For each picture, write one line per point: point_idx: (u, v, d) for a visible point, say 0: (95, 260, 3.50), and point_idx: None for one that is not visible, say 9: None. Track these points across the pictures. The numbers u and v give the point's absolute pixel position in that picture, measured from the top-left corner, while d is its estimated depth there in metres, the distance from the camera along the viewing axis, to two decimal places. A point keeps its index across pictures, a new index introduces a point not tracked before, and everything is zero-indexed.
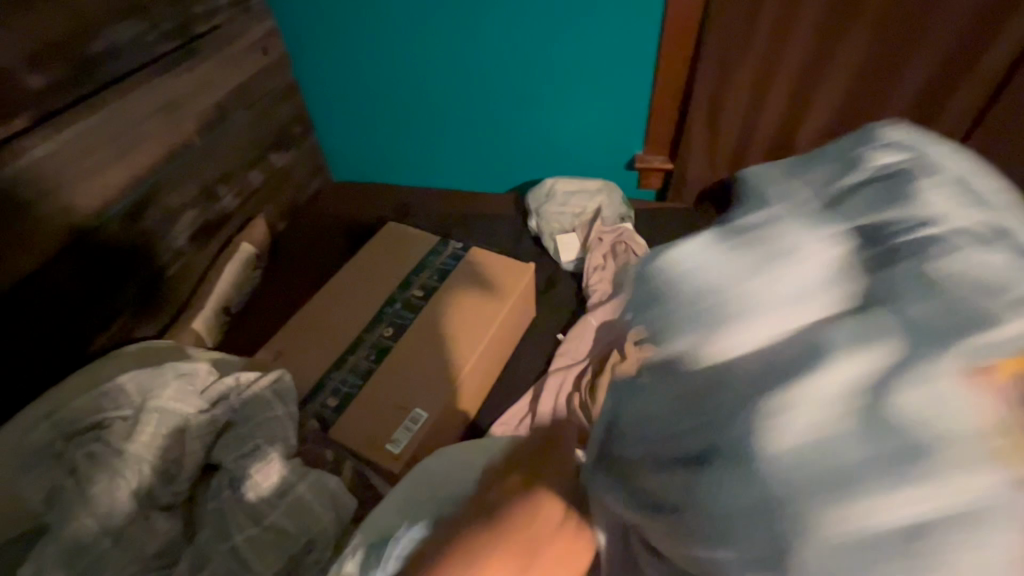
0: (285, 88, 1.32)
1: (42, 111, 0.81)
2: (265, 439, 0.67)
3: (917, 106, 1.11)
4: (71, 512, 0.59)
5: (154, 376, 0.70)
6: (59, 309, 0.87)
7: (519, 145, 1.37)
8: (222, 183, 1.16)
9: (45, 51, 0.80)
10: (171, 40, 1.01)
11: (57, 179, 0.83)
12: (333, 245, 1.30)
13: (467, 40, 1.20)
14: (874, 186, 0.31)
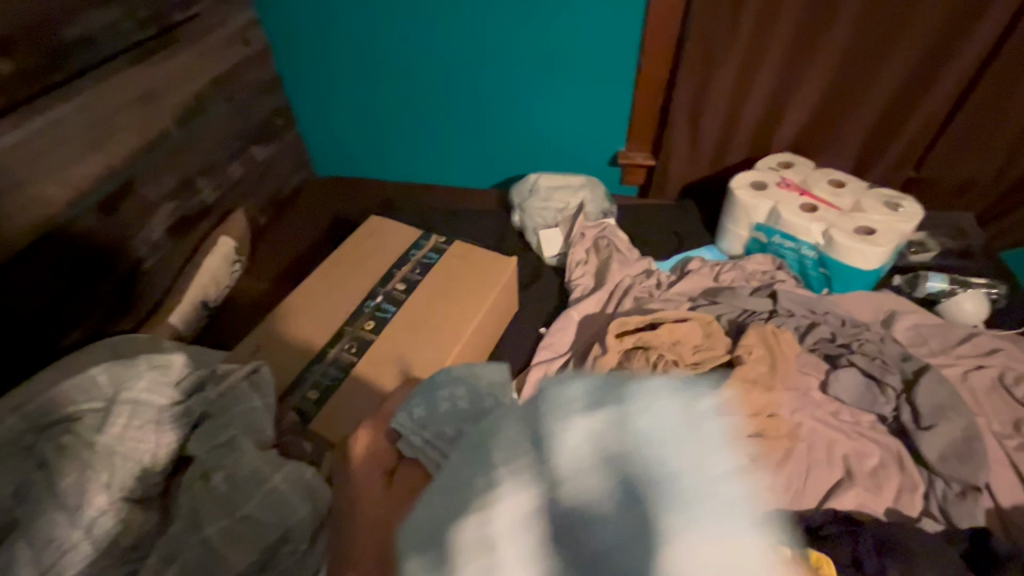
0: (266, 81, 1.30)
1: (13, 100, 0.79)
2: (241, 429, 0.67)
3: (891, 106, 1.13)
4: (41, 506, 0.58)
5: (128, 368, 0.69)
6: (31, 301, 0.85)
7: (502, 141, 1.37)
8: (202, 176, 1.14)
9: (14, 37, 0.78)
10: (148, 30, 0.99)
11: (28, 171, 0.81)
12: (314, 240, 1.29)
13: (451, 33, 1.19)
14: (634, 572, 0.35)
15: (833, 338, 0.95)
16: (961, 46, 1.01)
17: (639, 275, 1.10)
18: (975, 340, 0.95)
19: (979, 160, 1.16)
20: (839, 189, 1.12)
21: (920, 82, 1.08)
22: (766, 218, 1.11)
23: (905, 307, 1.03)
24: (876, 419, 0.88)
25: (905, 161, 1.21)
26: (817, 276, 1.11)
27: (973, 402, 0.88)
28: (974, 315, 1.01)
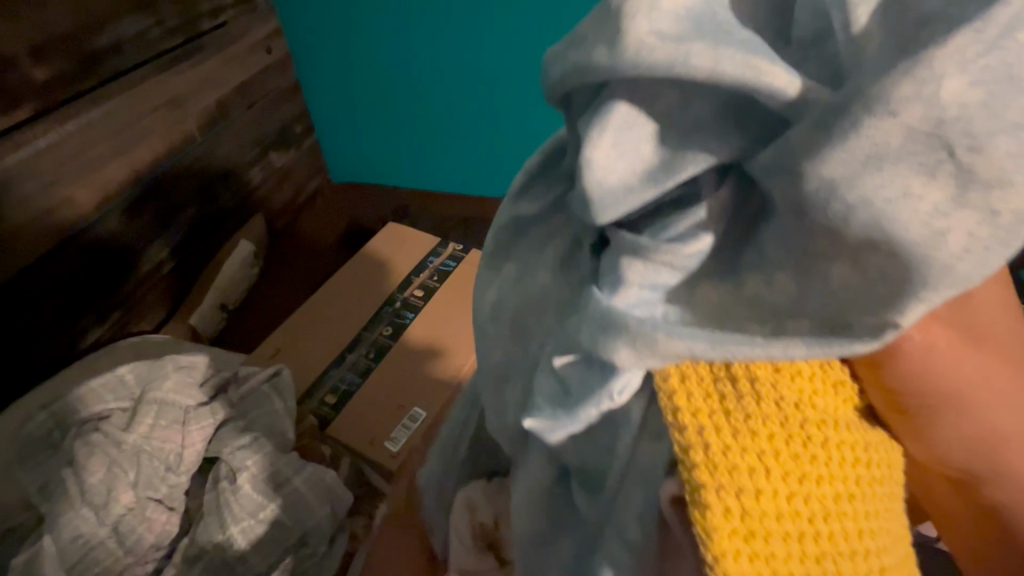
0: (287, 88, 1.33)
1: (48, 103, 0.81)
2: (263, 431, 0.67)
3: None
4: (67, 502, 0.59)
5: (154, 367, 0.70)
6: (55, 301, 0.86)
7: (520, 152, 1.36)
8: (224, 180, 1.17)
9: (50, 43, 0.81)
10: (177, 36, 1.02)
11: (55, 173, 0.83)
12: (329, 247, 1.30)
13: (468, 36, 1.20)
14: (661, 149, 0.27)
15: None
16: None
17: None
18: None
19: None
20: None
21: None
22: None
23: None
24: None
25: None
26: None
27: None
28: None
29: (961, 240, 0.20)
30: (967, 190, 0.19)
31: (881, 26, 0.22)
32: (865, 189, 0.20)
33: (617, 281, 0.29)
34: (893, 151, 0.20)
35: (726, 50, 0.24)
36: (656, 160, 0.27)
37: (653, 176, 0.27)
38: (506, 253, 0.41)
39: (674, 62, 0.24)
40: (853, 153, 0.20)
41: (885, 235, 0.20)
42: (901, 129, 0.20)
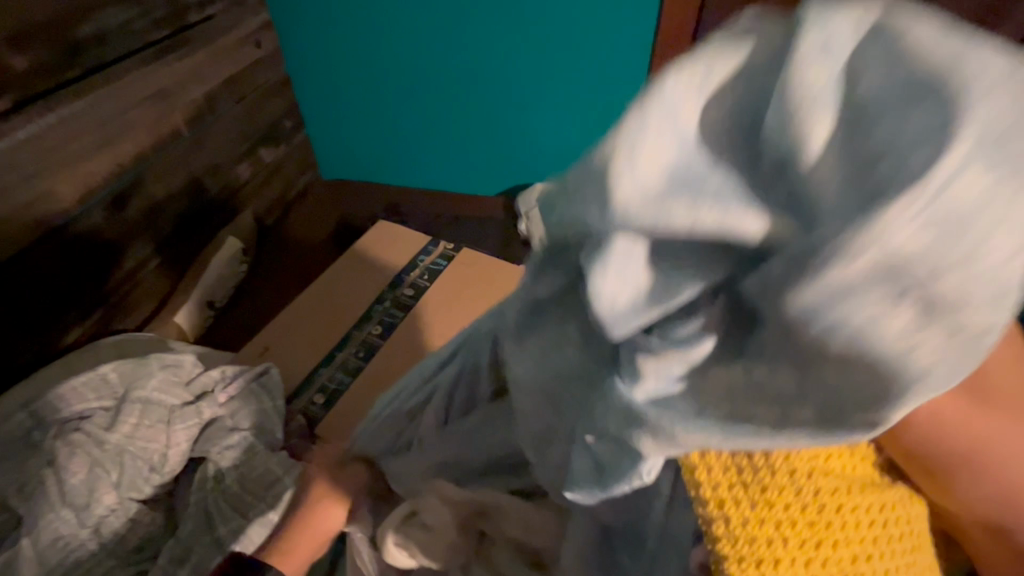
0: (276, 83, 1.31)
1: (29, 94, 0.79)
2: (251, 430, 0.67)
3: None
4: (47, 504, 0.58)
5: (139, 366, 0.68)
6: (35, 297, 0.84)
7: (513, 149, 1.37)
8: (211, 175, 1.15)
9: (30, 32, 0.79)
10: (163, 28, 1.00)
11: (36, 166, 0.81)
12: (318, 244, 1.29)
13: (460, 32, 1.19)
14: (652, 267, 0.25)
15: None
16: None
17: None
18: None
19: None
20: None
21: None
22: None
23: None
24: None
25: None
26: None
27: None
28: None
29: (938, 347, 0.19)
30: (939, 329, 0.19)
31: (839, 145, 0.20)
32: (846, 326, 0.20)
33: (633, 375, 0.28)
34: (859, 286, 0.19)
35: (706, 206, 0.22)
36: (648, 284, 0.26)
37: (655, 297, 0.26)
38: (527, 329, 0.38)
39: (649, 218, 0.23)
40: (828, 283, 0.19)
41: (856, 358, 0.20)
42: (880, 273, 0.19)
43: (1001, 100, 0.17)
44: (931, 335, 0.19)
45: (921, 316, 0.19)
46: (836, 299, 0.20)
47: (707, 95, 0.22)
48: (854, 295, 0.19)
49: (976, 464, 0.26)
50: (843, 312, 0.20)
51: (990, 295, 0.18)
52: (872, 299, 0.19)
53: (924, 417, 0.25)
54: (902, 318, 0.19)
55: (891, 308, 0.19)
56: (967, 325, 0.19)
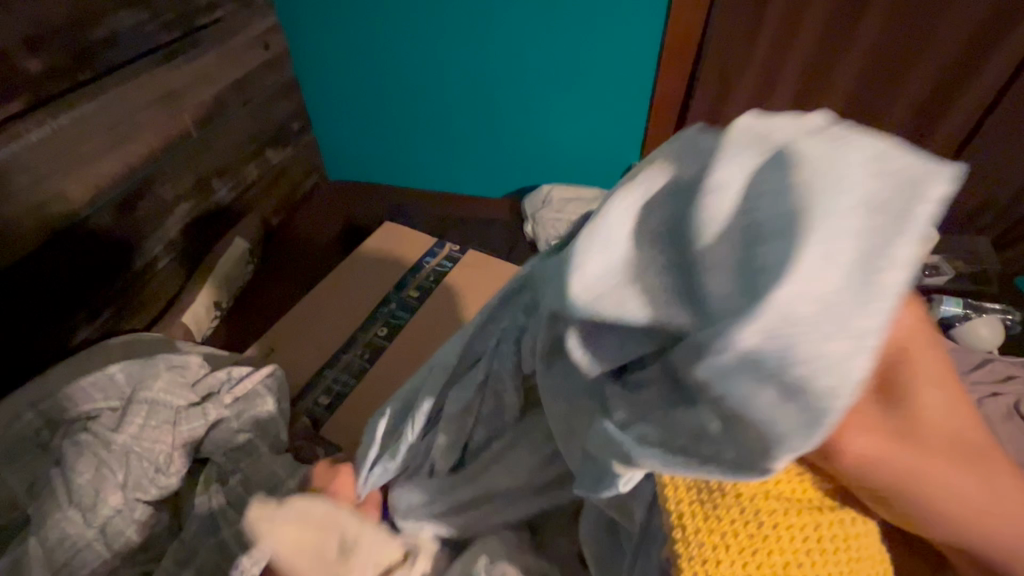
0: (284, 85, 1.31)
1: (41, 96, 0.80)
2: (256, 431, 0.67)
3: (907, 128, 1.15)
4: (54, 504, 0.58)
5: (146, 366, 0.69)
6: (45, 297, 0.85)
7: (519, 151, 1.38)
8: (218, 176, 1.16)
9: (44, 35, 0.79)
10: (173, 31, 1.01)
11: (48, 168, 0.82)
12: (323, 245, 1.29)
13: (469, 33, 1.19)
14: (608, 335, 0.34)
15: None
16: (988, 59, 1.01)
17: None
18: (989, 366, 0.95)
19: (993, 186, 1.18)
20: None
21: (943, 96, 1.08)
22: None
23: None
24: None
25: None
26: None
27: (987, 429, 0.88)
28: (989, 341, 1.02)
29: (812, 403, 0.22)
30: (796, 406, 0.23)
31: (732, 255, 0.26)
32: (733, 394, 0.24)
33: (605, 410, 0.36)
34: (733, 359, 0.24)
35: (630, 302, 0.30)
36: (606, 349, 0.34)
37: (607, 357, 0.34)
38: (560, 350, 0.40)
39: (595, 305, 0.31)
40: (719, 361, 0.25)
41: (737, 416, 0.25)
42: (746, 351, 0.24)
43: (823, 221, 0.24)
44: (800, 402, 0.23)
45: (790, 381, 0.23)
46: (722, 372, 0.25)
47: (642, 215, 0.30)
48: (734, 367, 0.24)
49: (907, 495, 0.29)
50: (728, 378, 0.24)
51: (840, 376, 0.22)
52: (744, 371, 0.24)
53: (854, 455, 0.28)
54: (772, 381, 0.23)
55: (762, 377, 0.23)
56: (835, 385, 0.22)
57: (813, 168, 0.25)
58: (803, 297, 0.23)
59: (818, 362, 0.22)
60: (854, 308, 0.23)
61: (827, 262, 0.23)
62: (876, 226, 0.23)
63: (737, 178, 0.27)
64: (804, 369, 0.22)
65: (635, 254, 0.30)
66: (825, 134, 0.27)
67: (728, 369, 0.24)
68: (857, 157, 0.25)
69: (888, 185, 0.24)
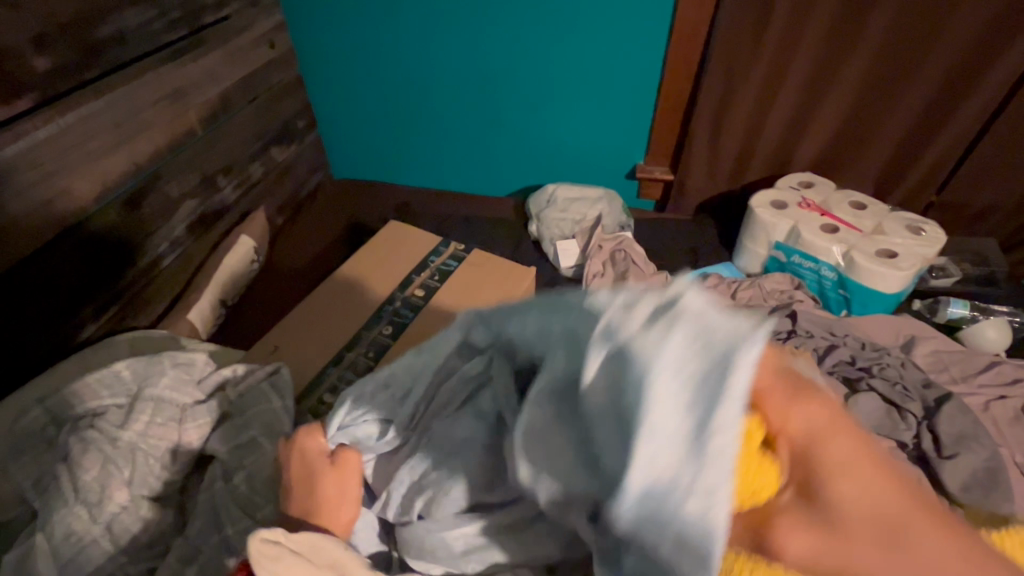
0: (290, 83, 1.32)
1: (50, 94, 0.80)
2: (262, 431, 0.65)
3: (915, 129, 1.14)
4: (60, 499, 0.58)
5: (152, 364, 0.69)
6: (52, 293, 0.85)
7: (524, 149, 1.38)
8: (224, 174, 1.16)
9: (52, 33, 0.80)
10: (180, 29, 1.01)
11: (56, 164, 0.82)
12: (328, 243, 1.29)
13: (474, 32, 1.19)
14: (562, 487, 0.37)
15: (852, 361, 0.94)
16: (999, 58, 1.00)
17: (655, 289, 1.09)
18: (997, 369, 0.94)
19: (1003, 187, 1.17)
20: (862, 210, 1.12)
21: (953, 95, 1.07)
22: (787, 237, 1.12)
23: (926, 331, 1.02)
24: (895, 446, 0.85)
25: (928, 184, 1.21)
26: (835, 298, 1.12)
27: (996, 431, 0.87)
28: (996, 343, 1.01)
29: (696, 554, 0.28)
30: (688, 552, 0.28)
31: (612, 426, 0.32)
32: (638, 541, 0.31)
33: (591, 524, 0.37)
34: (628, 513, 0.30)
35: (564, 456, 0.37)
36: (554, 491, 0.38)
37: (561, 499, 0.38)
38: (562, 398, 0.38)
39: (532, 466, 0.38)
40: (618, 520, 0.31)
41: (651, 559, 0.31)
42: (634, 511, 0.30)
43: (657, 396, 0.29)
44: (688, 550, 0.28)
45: (672, 535, 0.29)
46: (625, 525, 0.31)
47: (544, 391, 0.38)
48: (632, 522, 0.30)
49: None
50: (630, 530, 0.31)
51: (709, 528, 0.27)
52: (638, 526, 0.30)
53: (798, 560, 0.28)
54: (663, 533, 0.29)
55: (654, 530, 0.29)
56: (705, 540, 0.27)
57: (648, 364, 0.29)
58: (664, 470, 0.28)
59: (687, 521, 0.28)
60: (691, 480, 0.28)
61: (672, 433, 0.28)
62: (699, 403, 0.28)
63: (601, 378, 0.32)
64: (677, 527, 0.28)
65: (554, 431, 0.37)
66: (660, 320, 0.30)
67: (630, 524, 0.30)
68: (681, 327, 0.29)
69: (705, 366, 0.28)
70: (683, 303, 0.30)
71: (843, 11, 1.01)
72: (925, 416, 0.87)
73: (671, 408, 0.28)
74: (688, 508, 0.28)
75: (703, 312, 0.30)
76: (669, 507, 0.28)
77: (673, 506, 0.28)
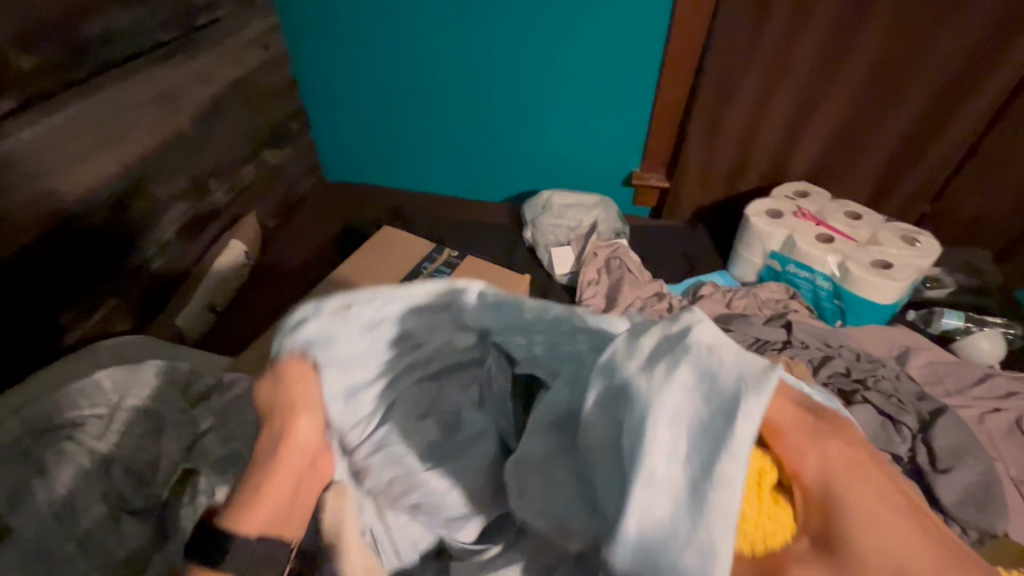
0: (284, 86, 1.30)
1: (35, 94, 0.79)
2: (245, 443, 0.61)
3: (909, 139, 1.14)
4: (36, 514, 0.56)
5: (134, 373, 0.68)
6: (34, 297, 0.83)
7: (520, 155, 1.37)
8: (215, 177, 1.14)
9: (38, 32, 0.78)
10: (171, 29, 1.00)
11: (41, 166, 0.80)
12: (320, 248, 1.28)
13: (470, 36, 1.18)
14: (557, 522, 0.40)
15: (848, 372, 0.94)
16: (993, 69, 1.00)
17: (651, 297, 1.08)
18: (991, 381, 0.94)
19: (996, 197, 1.17)
20: (857, 221, 1.12)
21: (948, 106, 1.07)
22: (781, 246, 1.12)
23: (920, 343, 1.02)
24: (890, 459, 0.85)
25: (921, 194, 1.20)
26: (831, 308, 1.11)
27: (990, 445, 0.87)
28: (989, 355, 1.01)
29: None
30: None
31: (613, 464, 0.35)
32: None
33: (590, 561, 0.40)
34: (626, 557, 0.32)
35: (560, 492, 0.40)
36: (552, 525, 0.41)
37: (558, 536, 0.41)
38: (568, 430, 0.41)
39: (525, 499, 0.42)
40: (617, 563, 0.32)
41: None
42: (634, 553, 0.32)
43: (660, 437, 0.31)
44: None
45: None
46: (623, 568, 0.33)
47: (549, 424, 0.41)
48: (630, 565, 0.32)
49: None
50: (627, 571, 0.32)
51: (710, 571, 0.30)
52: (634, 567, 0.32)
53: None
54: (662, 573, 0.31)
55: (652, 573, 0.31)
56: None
57: (651, 406, 0.32)
58: (667, 508, 0.31)
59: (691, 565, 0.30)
60: (690, 525, 0.30)
61: (673, 473, 0.31)
62: (699, 452, 0.31)
63: (605, 411, 0.36)
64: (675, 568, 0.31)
65: (556, 463, 0.41)
66: (664, 364, 0.33)
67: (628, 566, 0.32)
68: (684, 375, 0.32)
69: (708, 412, 0.31)
70: (690, 340, 0.33)
71: (839, 20, 1.01)
72: (920, 430, 0.87)
73: (673, 450, 0.31)
74: (689, 550, 0.30)
75: (708, 358, 0.32)
76: (669, 549, 0.31)
77: (675, 547, 0.31)
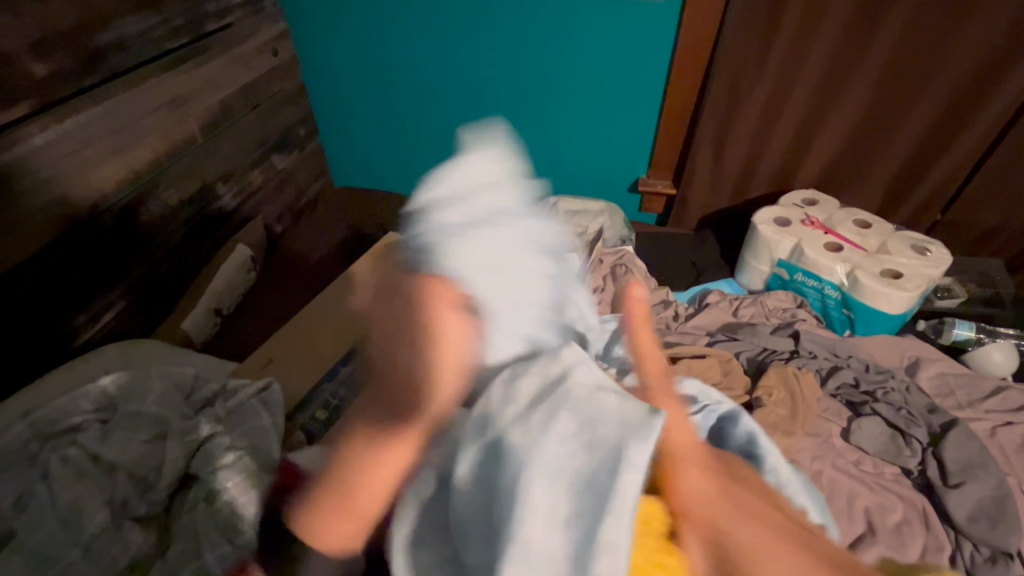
0: (292, 91, 1.31)
1: (49, 99, 0.80)
2: (247, 449, 0.65)
3: (920, 147, 1.13)
4: (40, 518, 0.57)
5: (139, 378, 0.68)
6: (44, 300, 0.83)
7: (526, 159, 1.37)
8: (224, 182, 1.15)
9: (52, 39, 0.79)
10: (182, 36, 1.01)
11: (54, 171, 0.81)
12: (326, 251, 1.28)
13: (477, 43, 1.19)
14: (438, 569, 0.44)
15: (856, 384, 0.92)
16: (1005, 77, 0.99)
17: (658, 304, 1.08)
18: (1004, 394, 0.92)
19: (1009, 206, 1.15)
20: (864, 229, 1.11)
21: (958, 114, 1.06)
22: (789, 255, 1.11)
23: (930, 354, 1.01)
24: (900, 472, 0.84)
25: (931, 202, 1.19)
26: (839, 317, 1.10)
27: (1003, 459, 0.85)
28: (1001, 367, 0.99)
29: None
30: None
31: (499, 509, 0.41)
32: None
33: None
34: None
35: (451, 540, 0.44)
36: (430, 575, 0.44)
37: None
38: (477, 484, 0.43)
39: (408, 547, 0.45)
40: None
41: None
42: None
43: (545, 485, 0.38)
44: None
45: None
46: None
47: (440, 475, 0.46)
48: None
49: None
50: None
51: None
52: None
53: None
54: None
55: None
56: None
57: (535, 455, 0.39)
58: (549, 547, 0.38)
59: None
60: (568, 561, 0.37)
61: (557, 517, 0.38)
62: (582, 511, 0.38)
63: (488, 466, 0.41)
64: None
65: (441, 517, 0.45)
66: (543, 414, 0.41)
67: None
68: (565, 432, 0.40)
69: (595, 461, 0.39)
70: (567, 384, 0.43)
71: (849, 27, 1.00)
72: (931, 443, 0.85)
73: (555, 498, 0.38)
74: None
75: (591, 416, 0.41)
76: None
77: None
